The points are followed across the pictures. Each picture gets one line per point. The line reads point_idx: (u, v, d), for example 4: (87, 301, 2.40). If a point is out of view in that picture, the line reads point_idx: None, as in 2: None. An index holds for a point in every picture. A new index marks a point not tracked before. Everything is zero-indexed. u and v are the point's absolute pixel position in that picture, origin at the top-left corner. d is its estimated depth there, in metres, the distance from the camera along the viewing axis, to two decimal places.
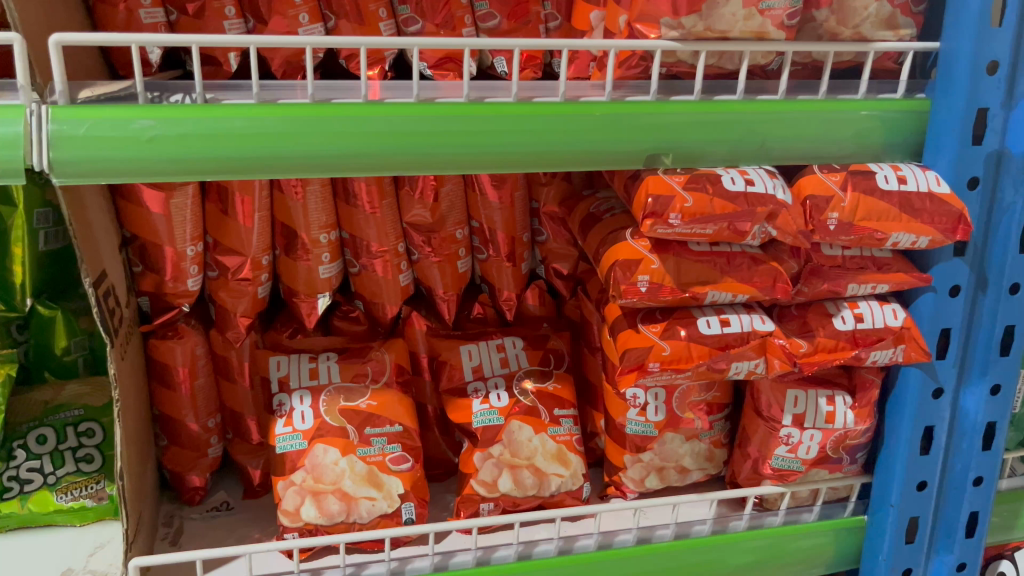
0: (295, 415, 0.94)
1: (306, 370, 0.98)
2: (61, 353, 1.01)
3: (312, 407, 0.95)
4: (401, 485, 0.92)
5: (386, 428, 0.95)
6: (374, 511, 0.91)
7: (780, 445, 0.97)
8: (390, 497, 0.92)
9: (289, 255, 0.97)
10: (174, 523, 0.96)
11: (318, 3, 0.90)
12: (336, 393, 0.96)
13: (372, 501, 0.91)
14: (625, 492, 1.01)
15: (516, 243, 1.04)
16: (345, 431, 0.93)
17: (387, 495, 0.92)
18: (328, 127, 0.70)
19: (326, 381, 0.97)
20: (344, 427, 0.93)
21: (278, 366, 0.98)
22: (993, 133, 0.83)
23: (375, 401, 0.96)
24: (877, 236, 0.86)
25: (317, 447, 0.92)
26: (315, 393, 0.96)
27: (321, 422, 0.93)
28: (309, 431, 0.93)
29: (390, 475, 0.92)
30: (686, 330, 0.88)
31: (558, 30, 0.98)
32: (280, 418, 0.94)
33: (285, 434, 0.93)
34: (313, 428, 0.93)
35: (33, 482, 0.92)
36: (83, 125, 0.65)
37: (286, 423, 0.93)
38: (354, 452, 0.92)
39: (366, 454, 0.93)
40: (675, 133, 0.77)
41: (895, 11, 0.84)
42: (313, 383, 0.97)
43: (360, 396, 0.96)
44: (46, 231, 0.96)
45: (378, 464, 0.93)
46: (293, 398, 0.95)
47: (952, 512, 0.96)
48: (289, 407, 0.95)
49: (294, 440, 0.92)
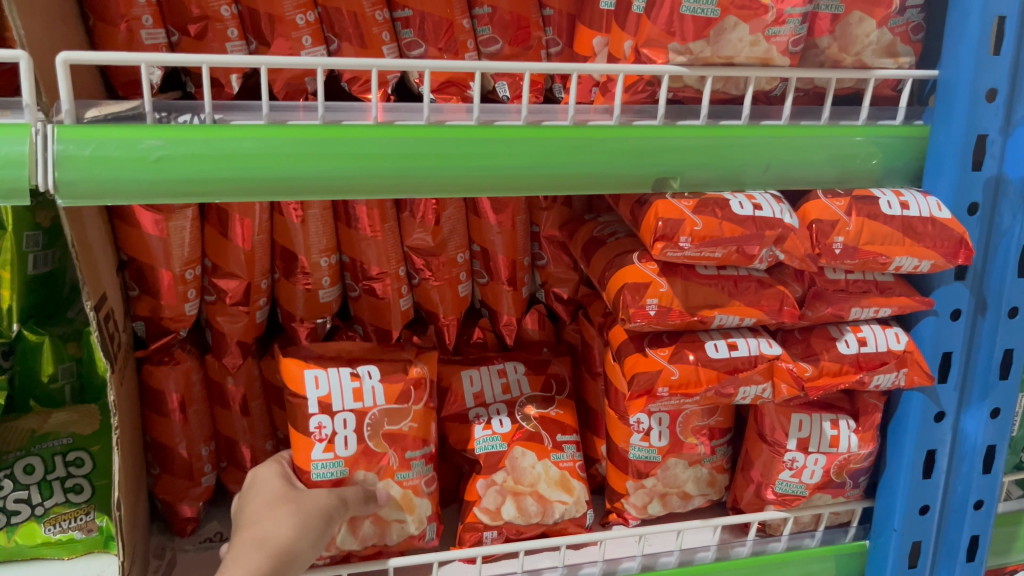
0: (337, 440, 0.87)
1: (350, 391, 0.88)
2: (47, 380, 0.97)
3: (356, 431, 0.88)
4: (430, 509, 0.92)
5: (423, 449, 0.92)
6: (403, 534, 0.90)
7: (783, 470, 0.96)
8: (419, 521, 0.91)
9: (288, 278, 0.95)
10: (166, 554, 0.94)
11: (321, 26, 0.89)
12: (382, 418, 0.89)
13: (402, 525, 0.90)
14: (627, 519, 1.00)
15: (517, 267, 1.04)
16: (387, 457, 0.89)
17: (416, 519, 0.91)
18: (339, 149, 0.69)
19: (371, 404, 0.89)
20: (385, 453, 0.89)
21: (316, 383, 0.88)
22: (992, 159, 0.84)
23: (417, 424, 0.91)
24: (881, 260, 0.87)
25: (357, 474, 0.88)
26: (360, 417, 0.88)
27: (364, 450, 0.88)
28: (350, 459, 0.88)
29: (422, 498, 0.91)
30: (695, 353, 0.87)
31: (559, 55, 0.98)
32: (318, 441, 0.87)
33: (325, 460, 0.87)
34: (354, 456, 0.88)
35: (21, 513, 0.87)
36: (88, 145, 0.63)
37: (326, 449, 0.87)
38: (393, 477, 0.90)
39: (405, 478, 0.90)
40: (681, 157, 0.77)
41: (895, 40, 0.86)
42: (357, 407, 0.88)
43: (403, 419, 0.90)
44: (35, 254, 0.93)
45: (413, 488, 0.91)
46: (336, 421, 0.87)
47: (953, 536, 0.96)
48: (331, 431, 0.87)
49: (333, 468, 0.87)
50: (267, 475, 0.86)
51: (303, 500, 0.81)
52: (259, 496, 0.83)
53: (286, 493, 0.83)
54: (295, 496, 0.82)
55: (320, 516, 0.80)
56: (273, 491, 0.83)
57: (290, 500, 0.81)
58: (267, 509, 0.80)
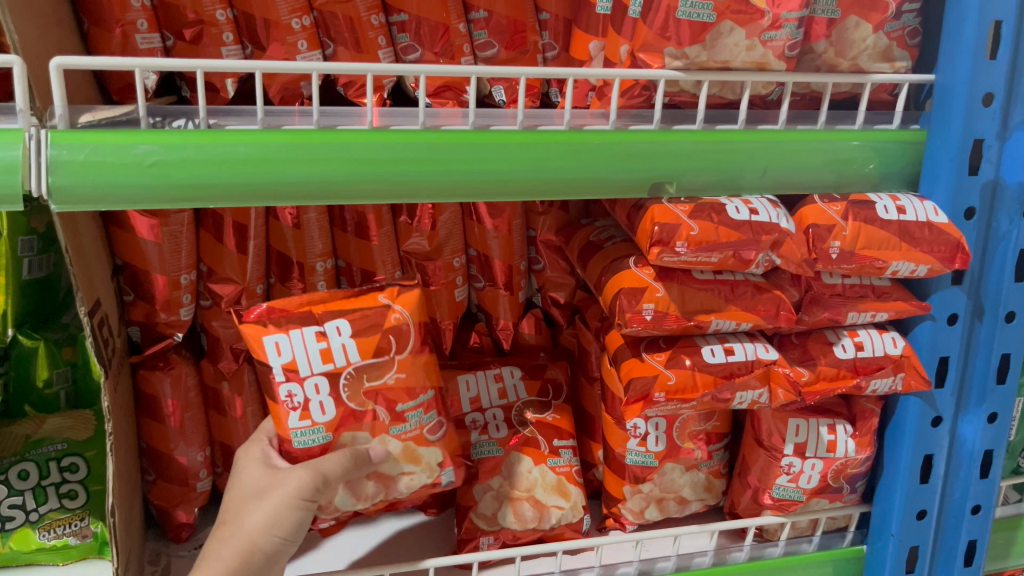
0: (312, 406, 0.81)
1: (317, 352, 0.80)
2: (42, 385, 0.96)
3: (332, 393, 0.81)
4: (439, 454, 0.87)
5: (419, 399, 0.86)
6: (413, 485, 0.86)
7: (780, 475, 0.96)
8: (430, 468, 0.87)
9: (283, 282, 0.95)
10: (161, 561, 0.94)
11: (317, 30, 0.89)
12: (359, 376, 0.82)
13: (410, 476, 0.86)
14: (624, 524, 0.99)
15: (513, 271, 1.03)
16: (374, 414, 0.83)
17: (426, 467, 0.87)
18: (334, 154, 0.69)
19: (343, 363, 0.81)
20: (373, 410, 0.83)
21: (278, 350, 0.80)
22: (988, 164, 0.84)
23: (402, 374, 0.84)
24: (877, 265, 0.86)
25: (344, 437, 0.83)
26: (333, 378, 0.81)
27: (345, 412, 0.82)
28: (332, 423, 0.82)
29: (427, 446, 0.87)
30: (691, 359, 0.87)
31: (555, 59, 0.98)
32: (292, 410, 0.80)
33: (303, 428, 0.81)
34: (336, 419, 0.82)
35: (15, 519, 0.88)
36: (82, 150, 0.63)
37: (303, 417, 0.81)
38: (388, 432, 0.84)
39: (401, 431, 0.85)
40: (678, 162, 0.76)
41: (891, 45, 0.86)
42: (328, 368, 0.81)
43: (386, 372, 0.84)
44: (30, 259, 0.93)
45: (415, 439, 0.86)
46: (307, 388, 0.80)
47: (951, 540, 0.96)
48: (303, 398, 0.80)
49: (316, 435, 0.82)
50: (249, 452, 0.83)
51: (274, 487, 0.78)
52: (236, 483, 0.80)
53: (260, 476, 0.79)
54: (269, 480, 0.79)
55: (290, 504, 0.77)
56: (248, 475, 0.80)
57: (261, 487, 0.79)
58: (238, 502, 0.78)
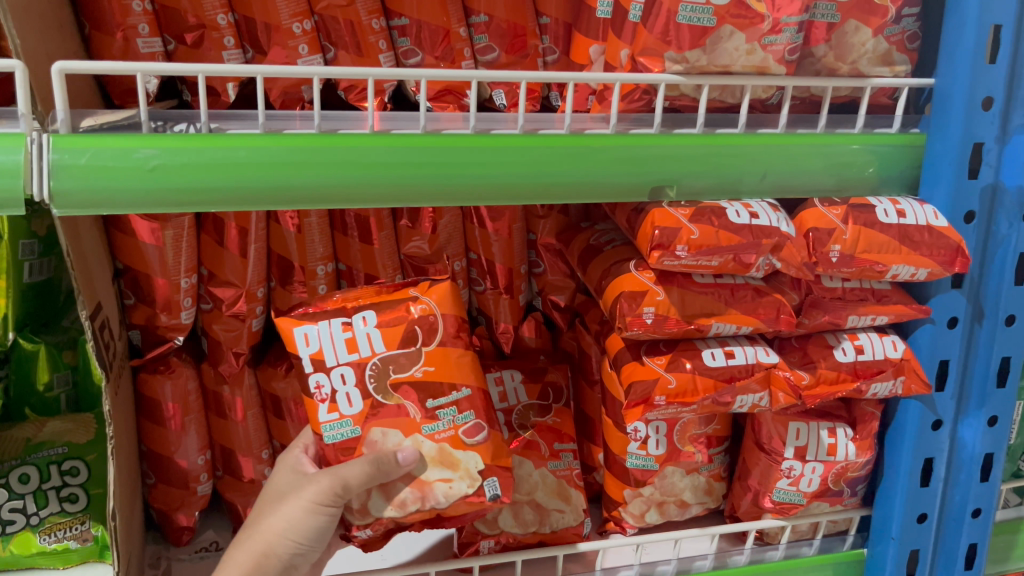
0: (339, 398, 0.80)
1: (342, 343, 0.80)
2: (43, 388, 0.96)
3: (359, 385, 0.80)
4: (479, 459, 0.81)
5: (453, 395, 0.82)
6: (452, 494, 0.79)
7: (781, 478, 0.95)
8: (469, 476, 0.80)
9: (284, 286, 0.95)
10: (162, 565, 0.94)
11: (318, 34, 0.89)
12: (386, 367, 0.81)
13: (448, 484, 0.79)
14: (625, 528, 0.99)
15: (514, 275, 1.03)
16: (404, 409, 0.80)
17: (465, 475, 0.80)
18: (334, 158, 0.69)
19: (369, 354, 0.81)
20: (401, 404, 0.81)
21: (307, 341, 0.80)
22: (987, 167, 0.84)
23: (431, 367, 0.82)
24: (877, 268, 0.87)
25: (373, 432, 0.80)
26: (359, 369, 0.80)
27: (372, 405, 0.80)
28: (359, 415, 0.80)
29: (465, 450, 0.81)
30: (692, 362, 0.87)
31: (555, 63, 0.98)
32: (319, 402, 0.80)
33: (331, 422, 0.80)
34: (364, 412, 0.80)
35: (15, 523, 0.88)
36: (83, 154, 0.63)
37: (330, 409, 0.80)
38: (420, 431, 0.80)
39: (433, 431, 0.80)
40: (678, 165, 0.77)
41: (890, 49, 0.86)
42: (354, 357, 0.80)
43: (413, 364, 0.81)
44: (31, 262, 0.93)
45: (449, 440, 0.81)
46: (334, 378, 0.80)
47: (951, 544, 0.96)
48: (331, 389, 0.80)
49: (343, 428, 0.80)
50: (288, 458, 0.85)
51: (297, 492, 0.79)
52: (271, 486, 0.83)
53: (291, 482, 0.82)
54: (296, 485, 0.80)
55: (308, 509, 0.78)
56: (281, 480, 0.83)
57: (289, 491, 0.81)
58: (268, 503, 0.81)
